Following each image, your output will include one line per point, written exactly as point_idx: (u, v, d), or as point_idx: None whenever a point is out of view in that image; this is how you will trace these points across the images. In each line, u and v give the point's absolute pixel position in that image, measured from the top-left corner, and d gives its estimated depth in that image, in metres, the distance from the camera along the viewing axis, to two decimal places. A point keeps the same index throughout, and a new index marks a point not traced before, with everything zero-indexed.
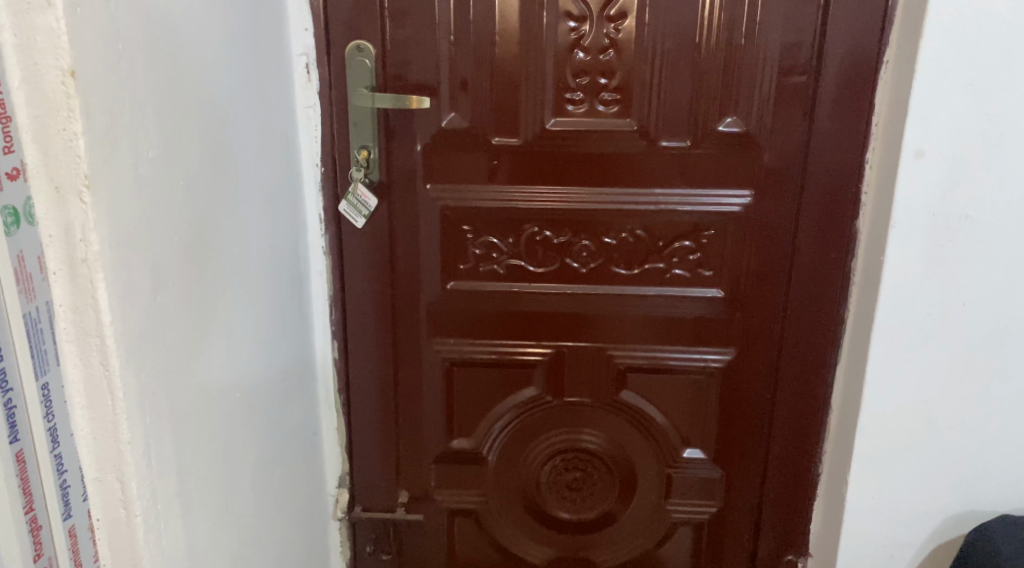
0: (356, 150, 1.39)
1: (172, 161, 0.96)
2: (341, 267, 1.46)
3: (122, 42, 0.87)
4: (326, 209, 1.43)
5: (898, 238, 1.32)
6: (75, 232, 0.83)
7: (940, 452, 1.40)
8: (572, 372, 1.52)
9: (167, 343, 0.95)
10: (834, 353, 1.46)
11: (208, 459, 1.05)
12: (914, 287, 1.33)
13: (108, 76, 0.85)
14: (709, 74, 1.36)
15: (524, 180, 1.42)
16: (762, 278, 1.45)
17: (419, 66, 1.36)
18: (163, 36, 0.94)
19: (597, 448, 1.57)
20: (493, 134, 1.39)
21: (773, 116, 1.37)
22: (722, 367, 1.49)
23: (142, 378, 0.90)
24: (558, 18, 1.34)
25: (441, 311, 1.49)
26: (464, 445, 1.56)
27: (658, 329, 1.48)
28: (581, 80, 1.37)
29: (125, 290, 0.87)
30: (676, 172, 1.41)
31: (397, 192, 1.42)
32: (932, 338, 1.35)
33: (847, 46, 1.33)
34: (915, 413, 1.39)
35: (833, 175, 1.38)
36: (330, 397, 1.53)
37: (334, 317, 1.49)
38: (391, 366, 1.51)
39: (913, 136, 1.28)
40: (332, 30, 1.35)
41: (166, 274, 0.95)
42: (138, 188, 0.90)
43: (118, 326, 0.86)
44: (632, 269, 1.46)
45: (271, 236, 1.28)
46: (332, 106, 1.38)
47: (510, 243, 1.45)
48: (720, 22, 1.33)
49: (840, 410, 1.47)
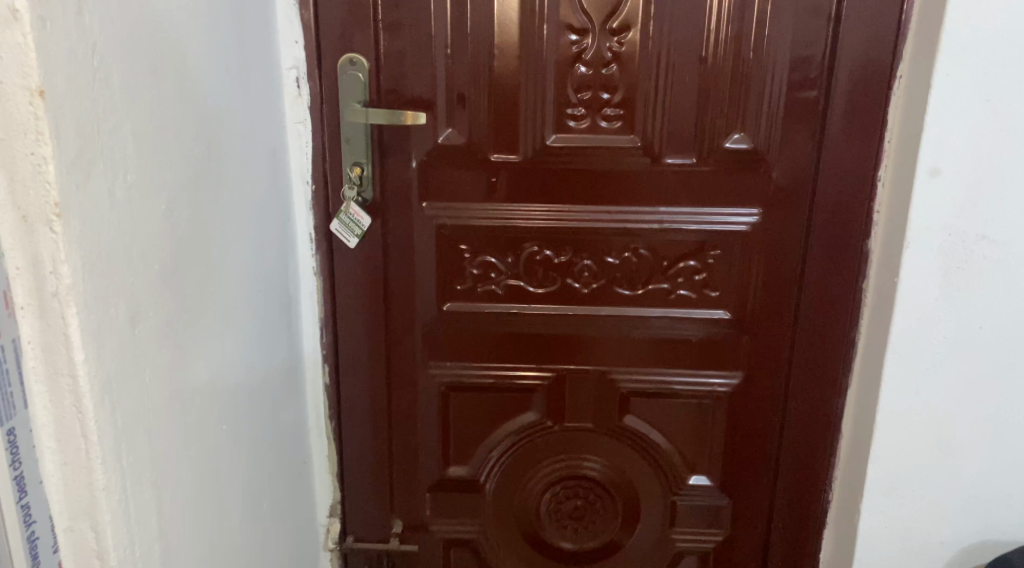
0: (348, 168, 1.33)
1: (152, 184, 0.90)
2: (332, 288, 1.40)
3: (97, 58, 0.81)
4: (317, 228, 1.38)
5: (913, 259, 1.27)
6: (45, 264, 0.77)
7: (955, 480, 1.35)
8: (574, 397, 1.46)
9: (146, 379, 0.89)
10: (844, 376, 1.41)
11: (191, 498, 0.99)
12: (929, 310, 1.28)
13: (81, 96, 0.79)
14: (715, 89, 1.31)
15: (523, 197, 1.36)
16: (770, 300, 1.39)
17: (415, 80, 1.31)
18: (142, 51, 0.89)
19: (599, 475, 1.51)
20: (492, 151, 1.34)
21: (781, 132, 1.32)
22: (729, 391, 1.44)
23: (118, 418, 0.84)
24: (560, 31, 1.29)
25: (436, 334, 1.43)
26: (461, 472, 1.50)
27: (662, 351, 1.43)
28: (583, 95, 1.32)
29: (99, 325, 0.81)
30: (682, 190, 1.35)
31: (392, 211, 1.37)
32: (947, 362, 1.30)
33: (859, 59, 1.28)
34: (929, 439, 1.34)
35: (844, 193, 1.33)
36: (321, 424, 1.47)
37: (325, 341, 1.43)
38: (385, 391, 1.45)
39: (928, 154, 1.23)
40: (323, 42, 1.29)
41: (145, 305, 0.89)
42: (114, 215, 0.84)
43: (92, 365, 0.80)
44: (635, 290, 1.41)
45: (258, 260, 1.22)
46: (324, 121, 1.33)
47: (509, 262, 1.40)
48: (726, 35, 1.28)
49: (850, 435, 1.42)
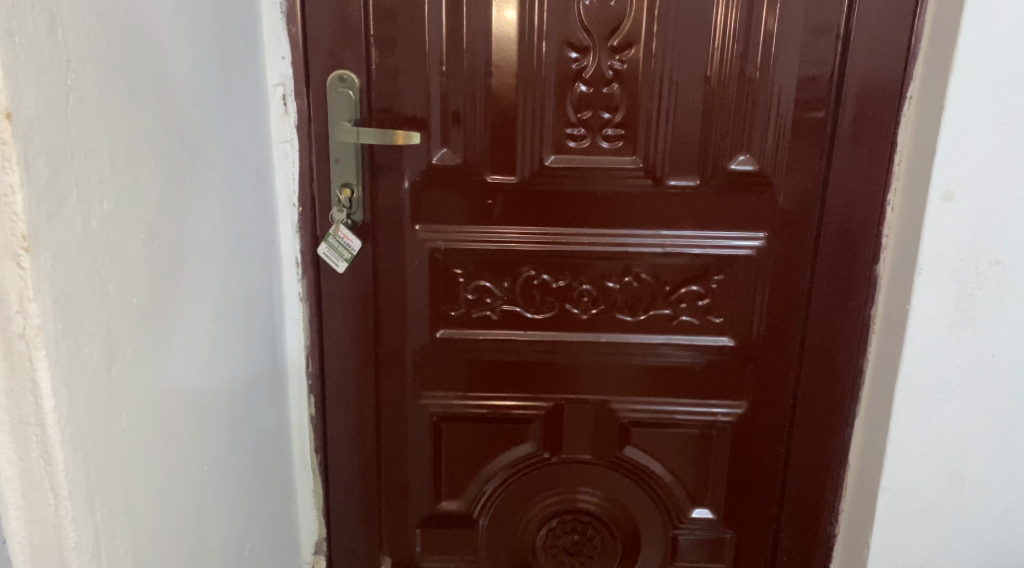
0: (338, 189, 1.27)
1: (131, 211, 0.84)
2: (319, 314, 1.34)
3: (71, 76, 0.75)
4: (304, 252, 1.31)
5: (925, 286, 1.22)
6: (11, 303, 0.71)
7: (966, 512, 1.31)
8: (572, 427, 1.40)
9: (123, 422, 0.82)
10: (851, 406, 1.36)
11: (170, 549, 0.92)
12: (941, 338, 1.24)
13: (52, 117, 0.73)
14: (720, 109, 1.26)
15: (520, 220, 1.31)
16: (776, 327, 1.35)
17: (408, 98, 1.25)
18: (122, 69, 0.83)
19: (597, 509, 1.45)
20: (488, 171, 1.28)
21: (788, 153, 1.27)
22: (732, 421, 1.39)
23: (92, 468, 0.78)
24: (559, 48, 1.24)
25: (429, 362, 1.37)
26: (453, 506, 1.44)
27: (663, 380, 1.38)
28: (583, 114, 1.26)
29: (72, 369, 0.75)
30: (685, 213, 1.30)
31: (383, 233, 1.31)
32: (960, 391, 1.26)
33: (868, 79, 1.23)
34: (941, 471, 1.29)
35: (852, 217, 1.29)
36: (306, 457, 1.40)
37: (311, 370, 1.36)
38: (374, 422, 1.39)
39: (941, 177, 1.18)
40: (312, 58, 1.23)
41: (122, 343, 0.82)
42: (89, 246, 0.78)
43: (64, 412, 0.74)
44: (636, 316, 1.35)
45: (242, 288, 1.15)
46: (312, 140, 1.27)
47: (506, 287, 1.34)
48: (732, 53, 1.24)
49: (858, 466, 1.37)
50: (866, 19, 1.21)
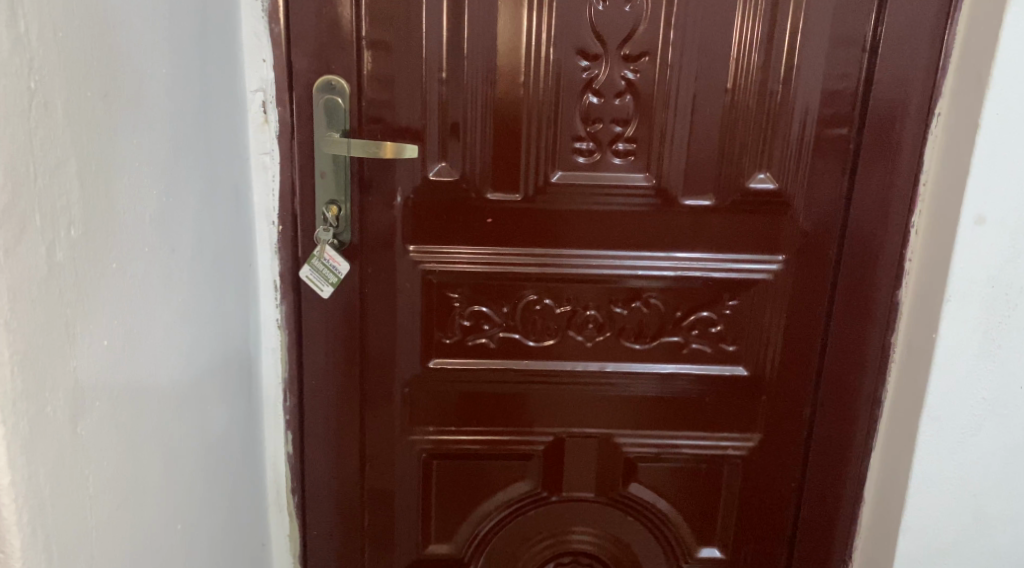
0: (323, 207, 1.16)
1: (101, 232, 0.72)
2: (298, 343, 1.22)
3: (33, 78, 0.64)
4: (283, 275, 1.19)
5: (954, 314, 1.14)
6: None
7: (988, 551, 1.23)
8: (572, 463, 1.30)
9: (89, 489, 0.71)
10: (868, 440, 1.28)
11: None
12: (968, 368, 1.16)
13: (11, 127, 0.62)
14: (740, 124, 1.17)
15: (520, 239, 1.20)
16: (792, 356, 1.26)
17: (401, 107, 1.14)
18: (92, 71, 0.71)
19: (597, 550, 1.35)
20: (488, 188, 1.18)
21: (809, 171, 1.19)
22: (743, 455, 1.30)
23: (55, 549, 0.67)
24: (569, 56, 1.14)
25: (419, 394, 1.26)
26: (443, 549, 1.33)
27: (671, 411, 1.28)
28: (593, 127, 1.17)
29: (32, 434, 0.64)
30: (699, 233, 1.21)
31: (371, 254, 1.19)
32: (986, 424, 1.18)
33: (896, 94, 1.15)
34: (964, 509, 1.22)
35: (874, 239, 1.21)
36: (281, 499, 1.28)
37: (289, 404, 1.24)
38: (357, 460, 1.27)
39: (974, 198, 1.10)
40: (297, 63, 1.12)
41: (91, 395, 0.70)
42: (53, 282, 0.66)
43: (22, 487, 0.63)
44: (644, 344, 1.26)
45: (218, 318, 1.03)
46: (294, 152, 1.15)
47: (504, 313, 1.23)
48: (754, 65, 1.15)
49: (874, 503, 1.29)
50: (897, 29, 1.13)
